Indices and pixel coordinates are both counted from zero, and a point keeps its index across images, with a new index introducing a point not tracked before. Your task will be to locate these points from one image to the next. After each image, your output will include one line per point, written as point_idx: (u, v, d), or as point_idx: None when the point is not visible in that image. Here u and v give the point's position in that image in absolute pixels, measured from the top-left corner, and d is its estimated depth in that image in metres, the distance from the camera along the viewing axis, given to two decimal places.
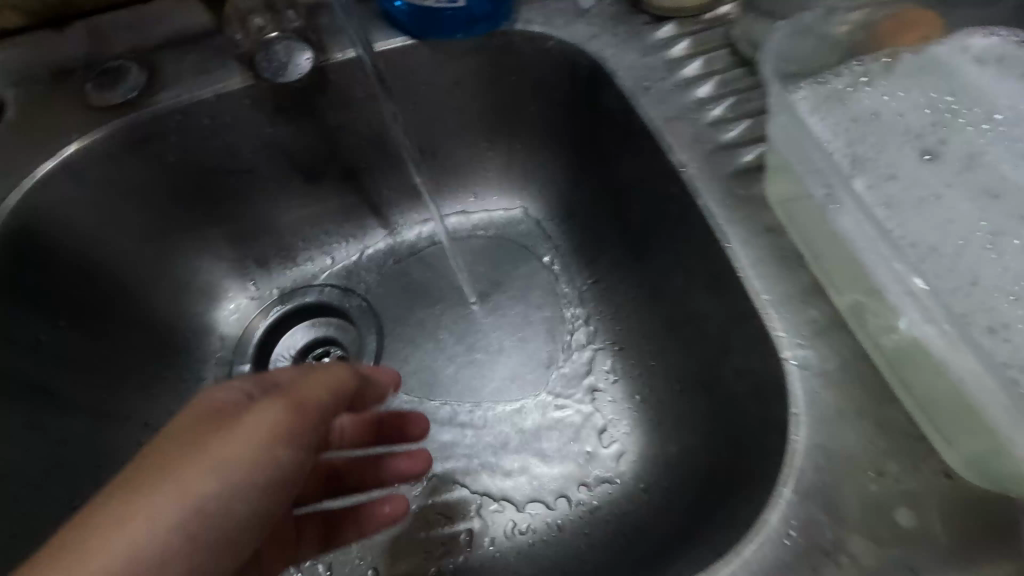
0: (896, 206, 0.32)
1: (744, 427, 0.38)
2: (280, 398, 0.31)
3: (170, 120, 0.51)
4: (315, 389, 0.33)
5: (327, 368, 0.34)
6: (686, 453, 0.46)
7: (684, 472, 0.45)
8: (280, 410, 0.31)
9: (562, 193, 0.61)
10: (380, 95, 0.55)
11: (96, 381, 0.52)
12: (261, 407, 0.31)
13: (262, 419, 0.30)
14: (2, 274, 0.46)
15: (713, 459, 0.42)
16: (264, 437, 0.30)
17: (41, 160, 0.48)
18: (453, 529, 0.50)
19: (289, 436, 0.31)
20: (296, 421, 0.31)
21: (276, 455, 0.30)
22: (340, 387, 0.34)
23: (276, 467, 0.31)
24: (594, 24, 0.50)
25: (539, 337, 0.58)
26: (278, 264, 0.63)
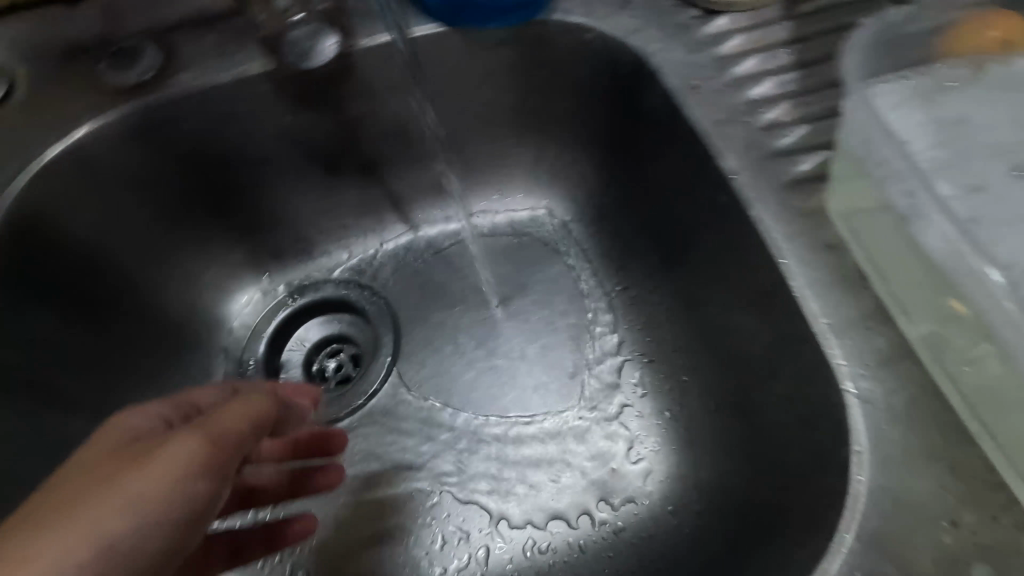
0: (985, 222, 0.29)
1: (792, 457, 0.36)
2: (199, 431, 0.29)
3: (186, 106, 0.49)
4: (233, 420, 0.31)
5: (247, 399, 0.32)
6: (721, 479, 0.43)
7: (719, 498, 0.43)
8: (201, 443, 0.28)
9: (592, 193, 0.58)
10: (407, 85, 0.52)
11: (100, 375, 0.50)
12: (172, 444, 0.28)
13: (180, 452, 0.28)
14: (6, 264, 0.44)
15: (753, 487, 0.40)
16: (176, 474, 0.27)
17: (48, 143, 0.46)
18: (469, 546, 0.49)
19: (207, 468, 0.28)
20: (213, 457, 0.29)
21: (190, 488, 0.28)
22: (260, 418, 0.32)
23: (191, 505, 0.28)
24: (639, 16, 0.47)
25: (563, 344, 0.55)
26: (293, 257, 0.61)
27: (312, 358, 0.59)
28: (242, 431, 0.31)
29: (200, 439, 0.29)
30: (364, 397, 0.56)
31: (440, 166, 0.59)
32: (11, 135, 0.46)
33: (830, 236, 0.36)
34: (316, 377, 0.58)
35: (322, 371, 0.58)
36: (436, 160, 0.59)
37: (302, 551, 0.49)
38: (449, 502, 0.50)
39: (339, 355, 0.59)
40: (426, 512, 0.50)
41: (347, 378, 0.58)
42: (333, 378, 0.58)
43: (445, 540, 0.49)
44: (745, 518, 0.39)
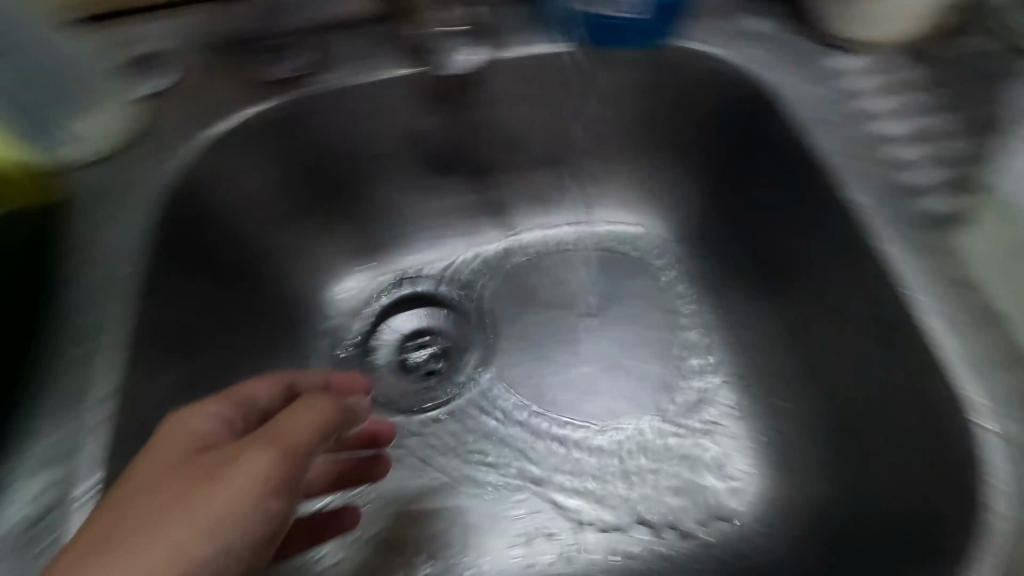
0: None
1: (919, 488, 0.36)
2: (267, 449, 0.30)
3: (329, 100, 0.52)
4: (299, 431, 0.32)
5: (313, 403, 0.33)
6: (820, 502, 0.44)
7: (819, 521, 0.43)
8: (268, 463, 0.30)
9: (693, 215, 0.59)
10: (532, 98, 0.55)
11: (227, 342, 0.52)
12: (246, 458, 0.30)
13: (249, 473, 0.30)
14: (174, 225, 0.47)
15: (865, 513, 0.40)
16: (251, 490, 0.29)
17: (220, 119, 0.49)
18: (554, 545, 0.48)
19: (276, 487, 0.30)
20: (284, 471, 0.30)
21: (263, 506, 0.30)
22: (329, 423, 0.33)
23: (265, 519, 0.30)
24: (767, 50, 0.49)
25: (653, 359, 0.56)
26: (392, 249, 0.63)
27: (399, 351, 0.59)
28: (311, 441, 0.32)
29: (271, 455, 0.30)
30: (456, 390, 0.57)
31: (544, 174, 0.61)
32: (176, 114, 0.49)
33: (958, 274, 0.37)
34: (404, 367, 0.59)
35: (410, 362, 0.59)
36: (541, 170, 0.61)
37: (394, 530, 0.50)
38: (537, 500, 0.51)
39: (427, 347, 0.60)
40: (516, 506, 0.50)
41: (434, 370, 0.59)
42: (421, 369, 0.58)
43: (529, 536, 0.49)
44: (854, 540, 0.40)
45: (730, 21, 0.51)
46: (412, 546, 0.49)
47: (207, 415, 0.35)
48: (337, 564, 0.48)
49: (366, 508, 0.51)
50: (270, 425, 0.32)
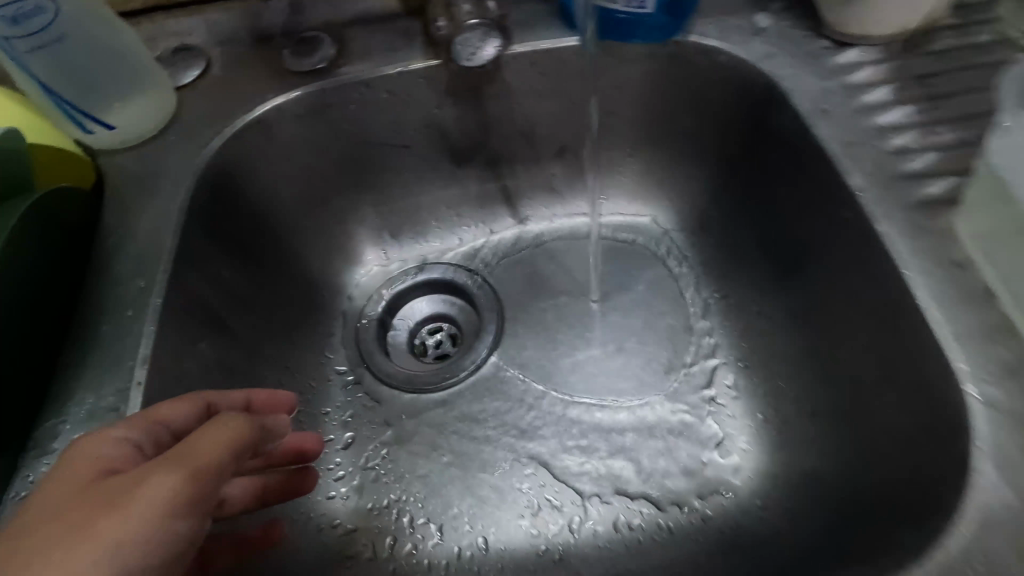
0: None
1: (923, 456, 0.37)
2: (175, 467, 0.31)
3: (350, 92, 0.55)
4: (209, 447, 0.32)
5: (226, 420, 0.34)
6: (819, 470, 0.46)
7: (814, 494, 0.45)
8: (174, 481, 0.30)
9: (700, 206, 0.61)
10: (544, 90, 0.58)
11: (256, 321, 0.54)
12: (149, 480, 0.30)
13: (156, 492, 0.30)
14: (203, 206, 0.50)
15: (863, 487, 0.41)
16: (157, 512, 0.29)
17: (247, 108, 0.52)
18: (559, 520, 0.50)
19: (185, 506, 0.30)
20: (189, 491, 0.30)
21: (169, 527, 0.30)
22: (242, 440, 0.33)
23: (171, 541, 0.30)
24: (772, 44, 0.51)
25: (660, 343, 0.58)
26: (409, 236, 0.65)
27: (412, 336, 0.63)
28: (220, 459, 0.32)
29: (177, 474, 0.30)
30: (466, 371, 0.59)
31: (555, 165, 0.64)
32: (208, 104, 0.53)
33: (951, 253, 0.39)
34: (416, 350, 0.63)
35: (422, 346, 0.63)
36: (553, 161, 0.64)
37: (407, 499, 0.52)
38: (544, 474, 0.53)
39: (439, 333, 0.63)
40: (524, 479, 0.52)
41: (444, 355, 0.62)
42: (431, 352, 0.62)
43: (537, 509, 0.51)
44: (846, 507, 0.42)
45: (736, 16, 0.53)
46: (424, 515, 0.51)
47: (117, 437, 0.35)
48: (353, 530, 0.51)
49: (381, 479, 0.53)
50: (177, 446, 0.32)
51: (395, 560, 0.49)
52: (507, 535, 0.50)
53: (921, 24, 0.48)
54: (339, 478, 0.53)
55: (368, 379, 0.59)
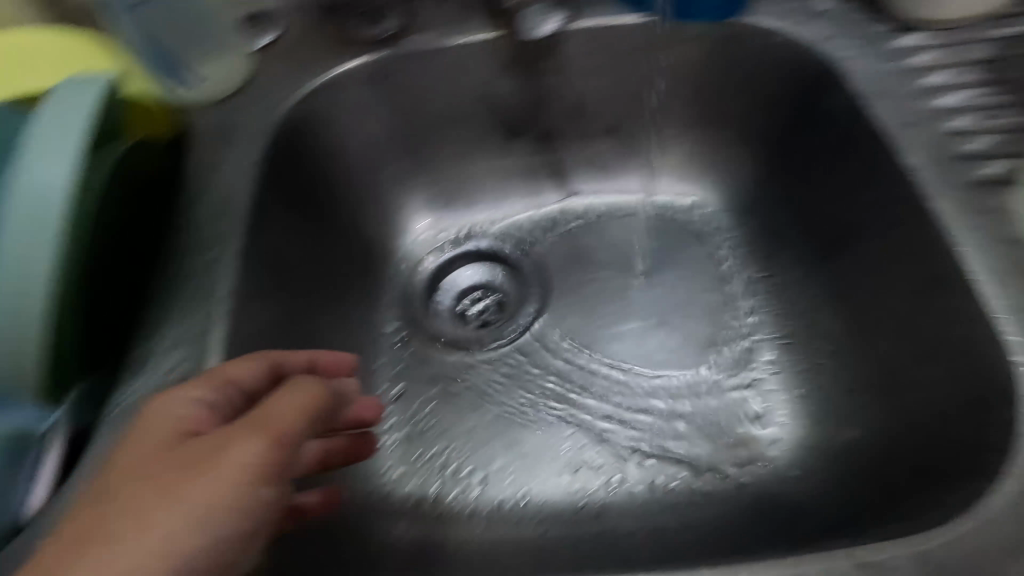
0: None
1: (967, 423, 0.39)
2: (257, 433, 0.31)
3: (413, 61, 0.57)
4: (287, 413, 0.33)
5: (301, 387, 0.34)
6: (858, 442, 0.48)
7: (857, 466, 0.47)
8: (258, 447, 0.31)
9: (747, 187, 0.62)
10: (599, 67, 0.59)
11: (320, 277, 0.57)
12: (238, 445, 0.30)
13: (243, 455, 0.30)
14: (282, 159, 0.53)
15: (911, 458, 0.43)
16: (243, 475, 0.30)
17: (323, 69, 0.55)
18: (599, 480, 0.52)
19: (270, 471, 0.31)
20: (275, 457, 0.31)
21: (255, 492, 0.30)
22: (317, 407, 0.34)
23: (257, 506, 0.31)
24: (831, 26, 0.52)
25: (702, 319, 0.59)
26: (459, 205, 0.67)
27: (456, 303, 0.65)
28: (299, 425, 0.33)
29: (263, 440, 0.31)
30: (508, 337, 0.62)
31: (604, 144, 0.65)
32: (280, 68, 0.55)
33: (1008, 232, 0.41)
34: (460, 317, 0.64)
35: (465, 313, 0.64)
36: (601, 139, 0.65)
37: (453, 451, 0.55)
38: (585, 437, 0.55)
39: (481, 301, 0.65)
40: (564, 440, 0.55)
41: (486, 321, 0.63)
42: (475, 319, 0.64)
43: (574, 470, 0.53)
44: (886, 473, 0.44)
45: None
46: (469, 466, 0.54)
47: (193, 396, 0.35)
48: (400, 476, 0.53)
49: (428, 431, 0.56)
50: (256, 409, 0.33)
51: (440, 505, 0.52)
52: (540, 492, 0.52)
53: (985, 11, 0.48)
54: (388, 428, 0.56)
55: (417, 339, 0.62)
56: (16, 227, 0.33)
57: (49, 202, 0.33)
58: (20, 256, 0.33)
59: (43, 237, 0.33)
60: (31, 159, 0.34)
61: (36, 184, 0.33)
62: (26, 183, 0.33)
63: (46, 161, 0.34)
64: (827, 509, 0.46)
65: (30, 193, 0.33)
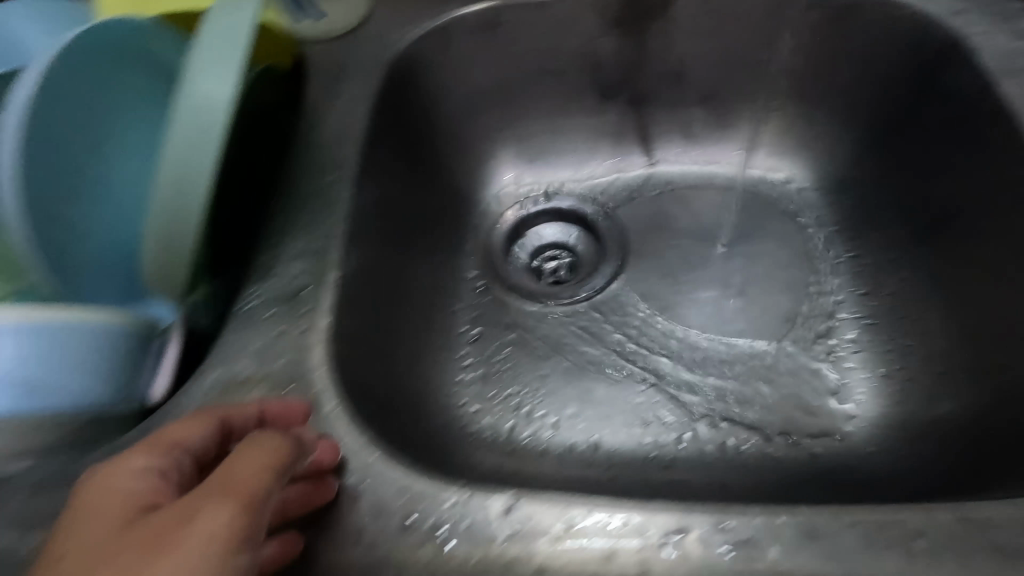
0: None
1: None
2: (223, 498, 0.26)
3: (524, 12, 0.58)
4: (251, 473, 0.28)
5: (259, 444, 0.29)
6: (942, 421, 0.49)
7: (942, 442, 0.48)
8: (228, 516, 0.26)
9: (842, 166, 0.61)
10: (707, 31, 0.59)
11: (417, 218, 0.60)
12: (202, 513, 0.26)
13: (210, 527, 0.25)
14: (395, 96, 0.55)
15: (1005, 432, 0.44)
16: (216, 550, 0.25)
17: (439, 13, 0.57)
18: (672, 436, 0.53)
19: (246, 539, 0.26)
20: (248, 523, 0.26)
21: (234, 568, 0.25)
22: (284, 461, 0.29)
23: None
24: (962, 1, 0.51)
25: (782, 294, 0.59)
26: (542, 160, 0.68)
27: (531, 259, 0.66)
28: (266, 483, 0.28)
29: (231, 506, 0.26)
30: (580, 296, 0.63)
31: (695, 112, 0.65)
32: (395, 10, 0.57)
33: None
34: (534, 272, 0.65)
35: (541, 269, 0.66)
36: (694, 106, 0.64)
37: (527, 394, 0.57)
38: (660, 397, 0.56)
39: (557, 260, 0.66)
40: (637, 395, 0.56)
41: (559, 280, 0.65)
42: (549, 276, 0.65)
43: (644, 423, 0.54)
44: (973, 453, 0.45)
45: None
46: (542, 410, 0.56)
47: (133, 471, 0.30)
48: (476, 412, 0.55)
49: (504, 373, 0.58)
50: (212, 476, 0.27)
51: (514, 443, 0.54)
52: (614, 446, 0.53)
53: None
54: (466, 366, 0.58)
55: (496, 287, 0.63)
56: (182, 133, 0.35)
57: (214, 114, 0.35)
58: (183, 160, 0.35)
59: (205, 145, 0.35)
60: (198, 71, 0.36)
61: (203, 97, 0.36)
62: (194, 93, 0.35)
63: (214, 75, 0.36)
64: (909, 487, 0.46)
65: (195, 105, 0.35)
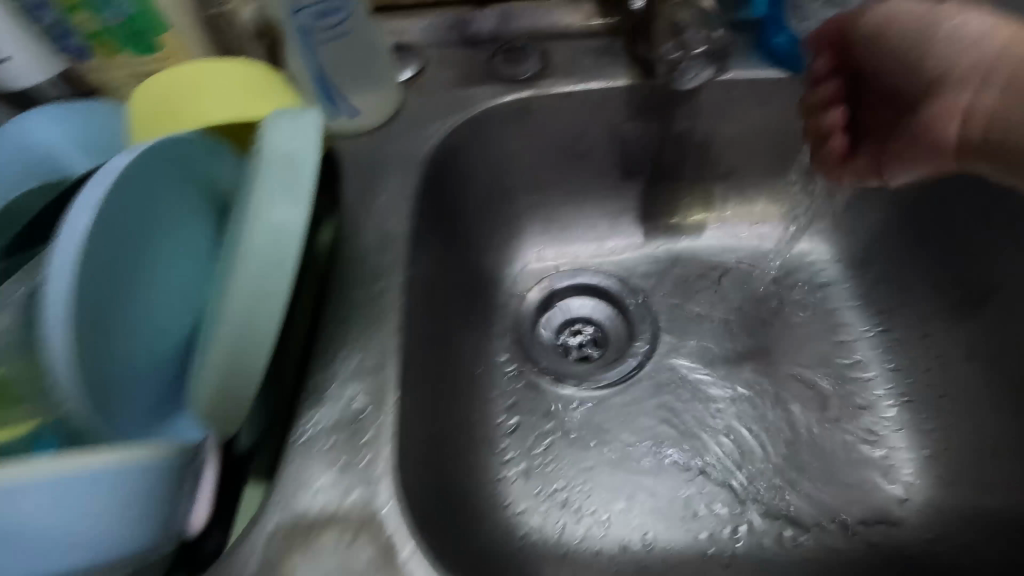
0: None
1: None
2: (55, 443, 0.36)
3: (552, 101, 0.58)
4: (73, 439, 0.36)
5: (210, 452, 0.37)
6: (999, 511, 0.49)
7: (1002, 531, 0.48)
8: None
9: (862, 240, 0.63)
10: (729, 116, 0.60)
11: (454, 307, 0.58)
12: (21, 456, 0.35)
13: None
14: (432, 192, 0.55)
15: None
16: None
17: (468, 106, 0.56)
18: (729, 530, 0.53)
19: None
20: None
21: None
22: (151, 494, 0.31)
23: None
24: None
25: (818, 370, 0.60)
26: (567, 237, 0.68)
27: (557, 334, 0.65)
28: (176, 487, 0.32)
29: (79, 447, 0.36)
30: (613, 376, 0.61)
31: (717, 187, 0.66)
32: (425, 101, 0.56)
33: None
34: (560, 348, 0.64)
35: (566, 345, 0.64)
36: (716, 182, 0.65)
37: (573, 489, 0.55)
38: (706, 481, 0.55)
39: (582, 334, 0.65)
40: (686, 484, 0.55)
41: (588, 356, 0.63)
42: (575, 352, 0.64)
43: (698, 515, 0.54)
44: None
45: None
46: (591, 506, 0.54)
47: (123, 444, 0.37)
48: (522, 511, 0.54)
49: (547, 466, 0.56)
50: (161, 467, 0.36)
51: (565, 544, 0.52)
52: (672, 545, 0.52)
53: None
54: (507, 460, 0.56)
55: (529, 370, 0.62)
56: (253, 268, 0.34)
57: (285, 245, 0.34)
58: (252, 294, 0.34)
59: (277, 278, 0.34)
60: (266, 200, 0.35)
61: (274, 228, 0.34)
62: (264, 223, 0.34)
63: (284, 204, 0.35)
64: None
65: (266, 235, 0.34)
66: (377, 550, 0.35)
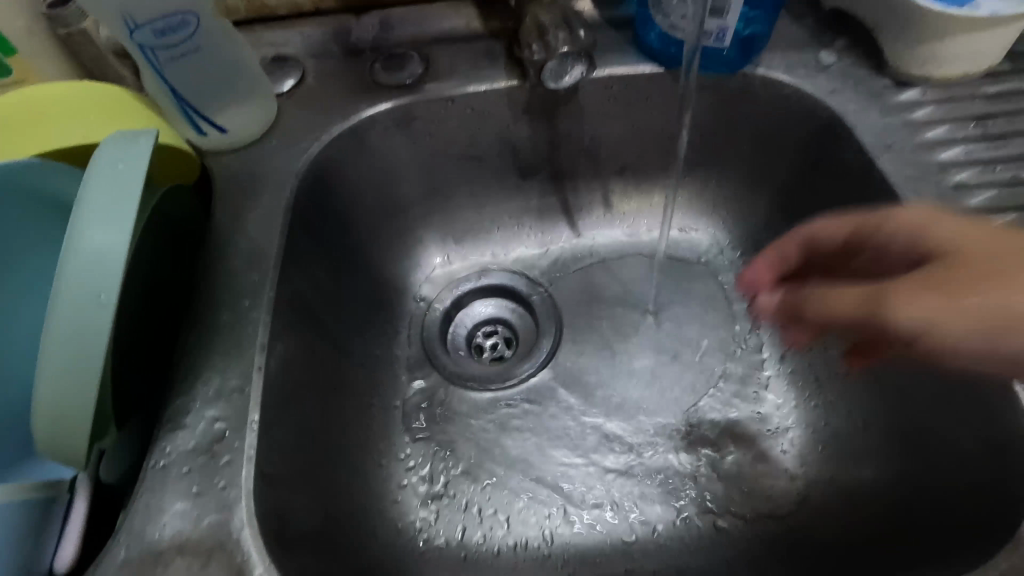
0: None
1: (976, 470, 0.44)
2: None
3: (434, 107, 0.58)
4: None
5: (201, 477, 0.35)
6: (867, 485, 0.51)
7: (867, 499, 0.50)
8: None
9: (753, 227, 0.64)
10: (611, 113, 0.60)
11: (348, 319, 0.58)
12: None
13: None
14: (310, 203, 0.54)
15: (922, 499, 0.46)
16: None
17: (345, 116, 0.56)
18: (623, 522, 0.54)
19: None
20: None
21: None
22: None
23: None
24: (836, 80, 0.55)
25: (716, 355, 0.61)
26: (469, 240, 0.67)
27: (470, 337, 0.65)
28: None
29: None
30: (517, 377, 0.61)
31: (614, 181, 0.66)
32: (304, 113, 0.56)
33: None
34: (473, 350, 0.64)
35: (480, 347, 0.64)
36: (612, 177, 0.66)
37: (474, 492, 0.55)
38: (605, 474, 0.56)
39: (495, 335, 0.65)
40: (581, 477, 0.56)
41: (501, 356, 0.64)
42: (488, 353, 0.64)
43: (596, 509, 0.54)
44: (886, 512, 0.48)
45: (805, 50, 0.56)
46: (492, 507, 0.55)
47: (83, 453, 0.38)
48: (422, 518, 0.54)
49: (449, 472, 0.56)
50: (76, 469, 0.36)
51: (465, 546, 0.53)
52: (569, 541, 0.53)
53: (975, 70, 0.52)
54: (410, 467, 0.56)
55: (433, 377, 0.61)
56: (74, 292, 0.33)
57: (108, 265, 0.33)
58: (76, 319, 0.33)
59: (98, 306, 0.33)
60: (86, 223, 0.34)
61: (93, 251, 0.33)
62: (82, 246, 0.33)
63: (105, 225, 0.34)
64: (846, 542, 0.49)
65: (86, 257, 0.33)
66: (229, 573, 0.36)
